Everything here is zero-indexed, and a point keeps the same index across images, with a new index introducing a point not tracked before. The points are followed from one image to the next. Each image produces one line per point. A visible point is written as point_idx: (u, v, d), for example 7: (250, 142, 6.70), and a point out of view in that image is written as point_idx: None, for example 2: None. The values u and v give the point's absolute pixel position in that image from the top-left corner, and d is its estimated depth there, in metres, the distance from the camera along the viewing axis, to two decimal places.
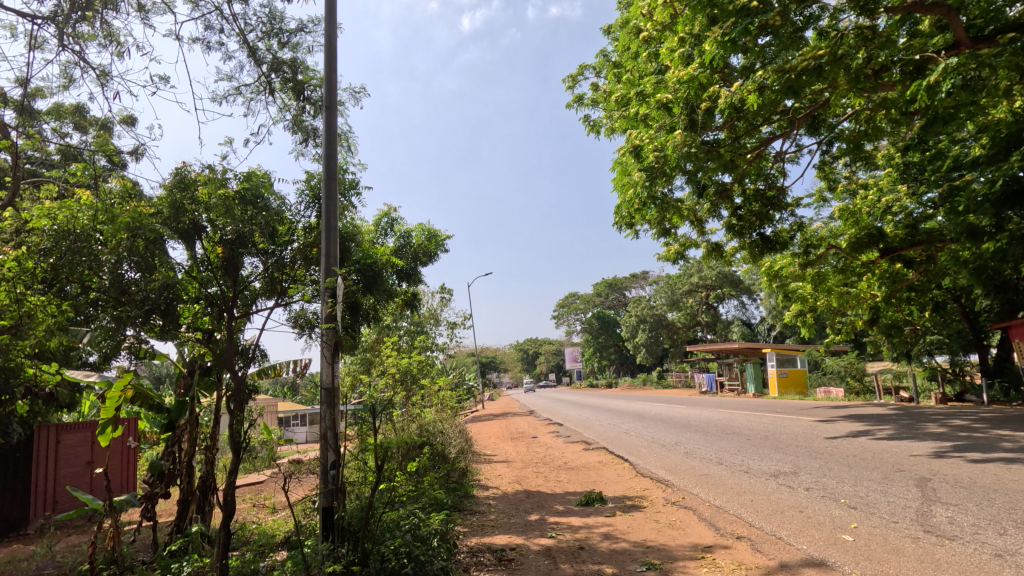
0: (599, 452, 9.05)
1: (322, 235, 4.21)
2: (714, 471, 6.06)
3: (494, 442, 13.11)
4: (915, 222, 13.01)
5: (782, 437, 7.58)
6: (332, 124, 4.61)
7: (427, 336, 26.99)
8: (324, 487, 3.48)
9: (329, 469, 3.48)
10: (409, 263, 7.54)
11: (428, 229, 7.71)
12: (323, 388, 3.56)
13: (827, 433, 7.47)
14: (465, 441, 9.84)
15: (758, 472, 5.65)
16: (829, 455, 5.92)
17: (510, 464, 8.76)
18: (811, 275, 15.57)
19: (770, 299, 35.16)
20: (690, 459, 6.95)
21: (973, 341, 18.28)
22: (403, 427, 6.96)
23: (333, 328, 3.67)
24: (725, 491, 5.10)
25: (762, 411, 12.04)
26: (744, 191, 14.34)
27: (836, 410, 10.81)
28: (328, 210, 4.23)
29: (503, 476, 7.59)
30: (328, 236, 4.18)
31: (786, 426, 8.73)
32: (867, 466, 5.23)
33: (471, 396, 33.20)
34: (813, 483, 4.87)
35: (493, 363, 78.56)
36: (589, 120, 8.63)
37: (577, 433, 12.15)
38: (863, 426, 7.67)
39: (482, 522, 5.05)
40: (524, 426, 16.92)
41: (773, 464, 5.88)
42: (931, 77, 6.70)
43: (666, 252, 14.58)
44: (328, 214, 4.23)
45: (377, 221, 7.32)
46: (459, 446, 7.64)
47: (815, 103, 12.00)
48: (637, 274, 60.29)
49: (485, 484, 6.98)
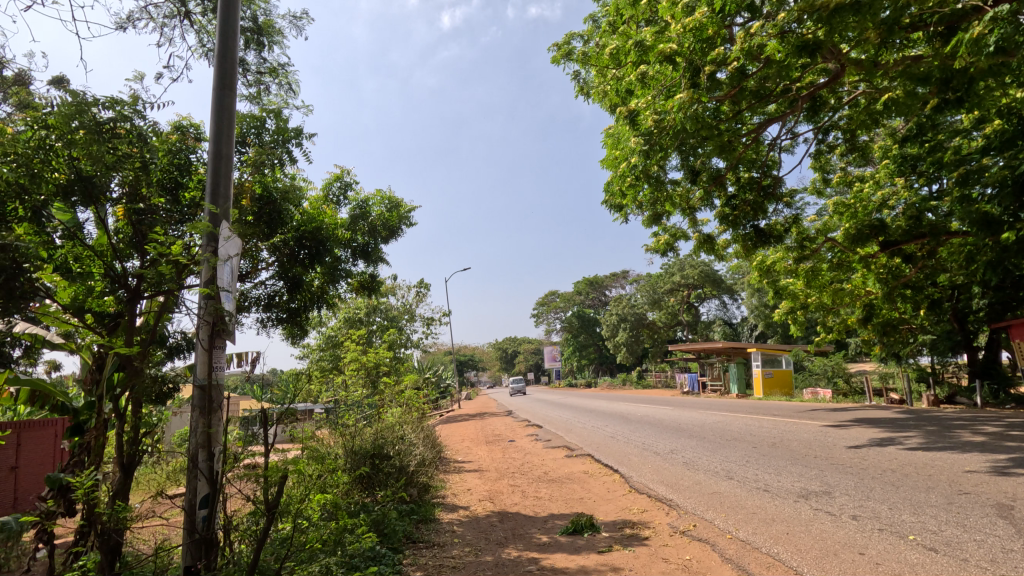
0: (583, 461, 8.01)
1: (208, 165, 3.21)
2: (726, 489, 5.03)
3: (467, 446, 11.96)
4: (919, 213, 12.27)
5: (795, 446, 6.61)
6: (230, 26, 3.47)
7: (401, 332, 25.77)
8: (190, 533, 2.65)
9: (198, 508, 2.64)
10: (366, 238, 6.36)
11: (389, 198, 6.53)
12: (196, 387, 2.60)
13: (846, 441, 6.55)
14: (434, 447, 8.71)
15: (782, 492, 4.64)
16: (863, 471, 4.94)
17: (483, 474, 7.64)
18: (806, 270, 14.77)
19: (752, 299, 34.71)
20: (693, 472, 5.91)
21: (962, 341, 17.73)
22: (354, 436, 5.80)
23: (212, 295, 2.60)
24: (747, 518, 4.07)
25: (757, 413, 11.15)
26: (737, 179, 13.55)
27: (840, 413, 9.93)
28: (217, 129, 3.24)
29: (473, 492, 6.46)
30: (215, 164, 3.19)
31: (793, 432, 7.78)
32: (917, 486, 4.28)
33: (447, 396, 32.02)
34: (861, 510, 3.86)
35: (471, 362, 77.30)
36: (578, 82, 7.62)
37: (558, 437, 11.09)
38: (884, 433, 6.76)
39: (441, 562, 3.91)
40: (500, 428, 15.83)
41: (797, 482, 4.87)
42: (975, 28, 5.81)
43: (654, 243, 13.64)
44: (217, 135, 3.23)
45: (328, 186, 6.12)
46: (422, 456, 6.48)
47: (822, 81, 11.17)
48: (618, 273, 59.78)
49: (451, 502, 5.85)
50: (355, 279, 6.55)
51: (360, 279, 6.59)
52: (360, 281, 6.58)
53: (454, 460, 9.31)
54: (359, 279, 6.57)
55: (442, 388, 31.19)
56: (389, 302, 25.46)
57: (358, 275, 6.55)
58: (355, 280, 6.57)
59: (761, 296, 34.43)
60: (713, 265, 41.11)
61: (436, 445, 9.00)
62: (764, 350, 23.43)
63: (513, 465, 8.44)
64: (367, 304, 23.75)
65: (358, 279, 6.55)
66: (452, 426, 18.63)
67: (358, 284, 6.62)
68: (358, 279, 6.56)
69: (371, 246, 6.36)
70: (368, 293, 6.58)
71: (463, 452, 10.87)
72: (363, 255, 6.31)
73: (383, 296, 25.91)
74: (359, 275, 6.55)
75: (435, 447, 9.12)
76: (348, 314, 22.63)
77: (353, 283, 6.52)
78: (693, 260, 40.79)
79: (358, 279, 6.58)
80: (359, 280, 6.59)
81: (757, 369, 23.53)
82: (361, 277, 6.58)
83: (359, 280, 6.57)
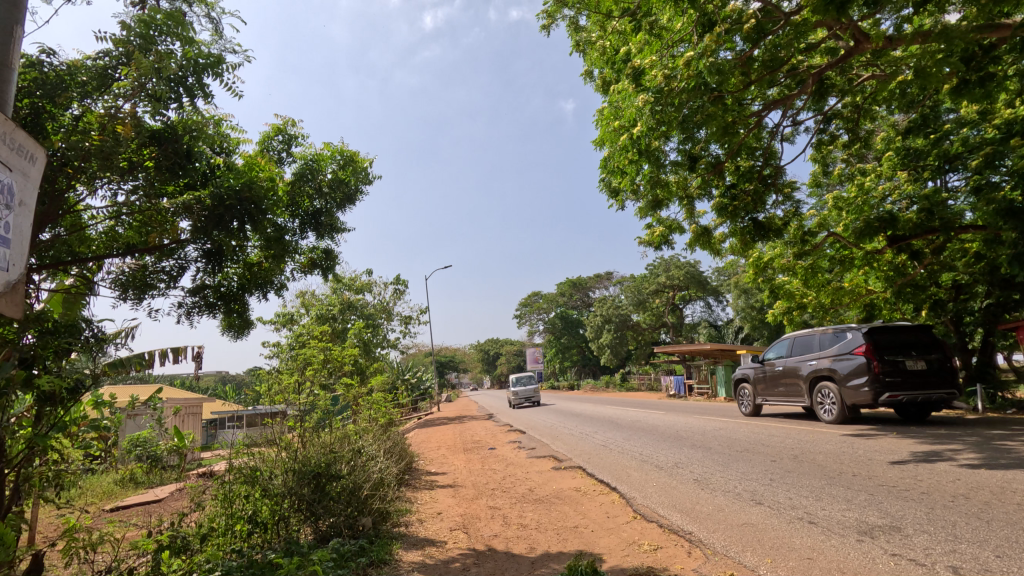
0: (574, 475, 7.00)
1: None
2: (758, 519, 4.03)
3: (443, 454, 10.84)
4: (932, 206, 11.44)
5: (824, 461, 5.65)
6: None
7: (376, 331, 24.51)
8: None
9: None
10: (315, 204, 5.35)
11: (343, 153, 5.47)
12: None
13: (883, 454, 5.62)
14: (403, 459, 7.61)
15: (835, 526, 3.65)
16: (929, 498, 3.98)
17: (459, 492, 6.57)
18: (805, 268, 14.00)
19: (739, 300, 34.13)
20: (710, 494, 4.92)
21: (959, 343, 17.14)
22: (298, 455, 4.75)
23: None
24: (804, 568, 3.05)
25: (760, 419, 10.23)
26: (734, 168, 12.71)
27: (854, 420, 9.05)
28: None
29: (445, 516, 5.39)
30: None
31: (813, 442, 6.85)
32: (1015, 522, 3.32)
33: (425, 399, 30.75)
34: (962, 561, 2.88)
35: (452, 363, 75.98)
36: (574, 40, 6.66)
37: (543, 445, 10.05)
38: (923, 445, 5.86)
39: None
40: (479, 433, 14.75)
41: (849, 512, 3.89)
42: None
43: (647, 236, 12.75)
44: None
45: (267, 139, 5.08)
46: (382, 473, 5.39)
47: (833, 61, 10.36)
48: (602, 275, 59.11)
49: (418, 532, 4.78)
50: (303, 256, 5.46)
51: (310, 257, 5.51)
52: (308, 260, 5.46)
53: (426, 473, 8.20)
54: (308, 258, 5.49)
55: (420, 390, 30.02)
56: (366, 300, 24.23)
57: (305, 252, 5.47)
58: (303, 258, 5.48)
59: (748, 298, 33.82)
60: (699, 266, 40.48)
61: (406, 457, 7.90)
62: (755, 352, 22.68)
63: (493, 479, 7.37)
64: (341, 301, 22.57)
65: (307, 257, 5.46)
66: (428, 431, 17.47)
67: (310, 263, 5.51)
68: (307, 257, 5.46)
69: (323, 212, 5.37)
70: (320, 274, 5.46)
71: (439, 462, 9.75)
72: (312, 224, 5.31)
73: (359, 293, 24.68)
74: (309, 252, 5.48)
75: (405, 458, 8.01)
76: (321, 311, 21.42)
77: (301, 261, 5.43)
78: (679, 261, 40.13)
79: (307, 258, 5.47)
80: (308, 258, 5.50)
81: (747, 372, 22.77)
82: (312, 254, 5.50)
83: (308, 259, 5.47)
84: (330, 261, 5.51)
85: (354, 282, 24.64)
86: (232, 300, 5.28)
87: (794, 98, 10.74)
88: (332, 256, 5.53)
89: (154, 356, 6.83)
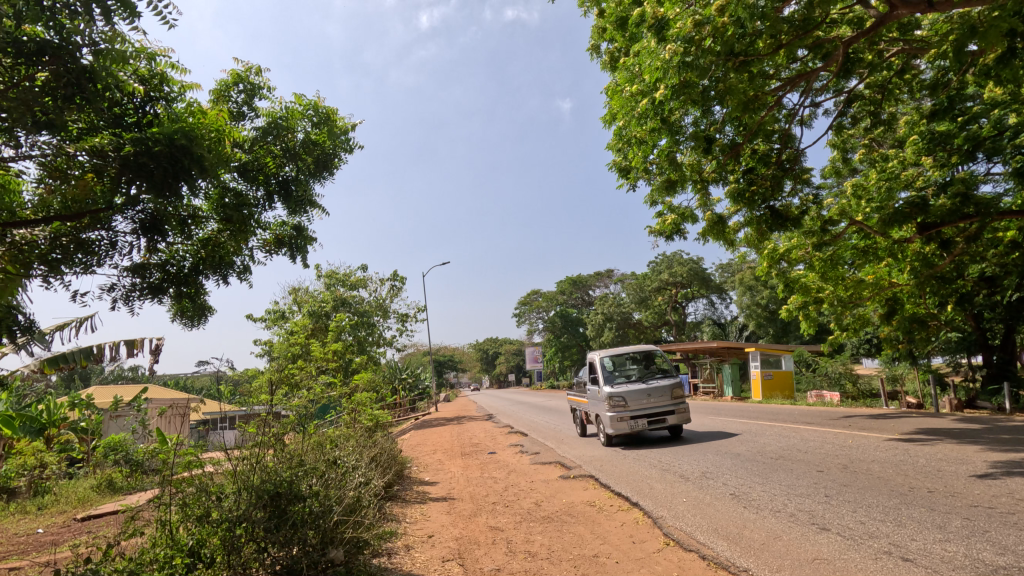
0: (585, 487, 6.15)
1: None
2: (832, 552, 3.18)
3: (438, 460, 9.98)
4: (967, 191, 10.54)
5: (884, 473, 4.81)
6: None
7: (371, 329, 23.66)
8: None
9: None
10: (284, 170, 4.45)
11: (317, 109, 4.47)
12: None
13: (956, 466, 4.77)
14: (390, 468, 6.75)
15: (944, 567, 2.80)
16: None
17: (455, 507, 5.73)
18: (824, 259, 13.18)
19: (744, 298, 33.30)
20: (757, 515, 4.06)
21: (979, 340, 16.30)
22: (254, 476, 3.81)
23: None
24: None
25: (784, 421, 9.40)
26: (751, 153, 11.84)
27: (892, 423, 8.19)
28: None
29: (438, 541, 4.52)
30: None
31: (860, 449, 6.00)
32: None
33: (423, 400, 29.91)
34: None
35: (450, 362, 74.92)
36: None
37: (547, 450, 9.20)
38: (998, 456, 5.02)
39: None
40: (478, 435, 13.91)
41: (954, 545, 3.05)
42: None
43: (657, 225, 11.95)
44: None
45: (226, 90, 4.24)
46: (362, 494, 4.51)
47: (860, 32, 9.55)
48: (602, 272, 58.26)
49: (406, 566, 3.92)
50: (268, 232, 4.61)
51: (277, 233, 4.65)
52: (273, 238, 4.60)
53: (418, 483, 7.35)
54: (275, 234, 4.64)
55: (417, 390, 29.20)
56: (361, 297, 23.44)
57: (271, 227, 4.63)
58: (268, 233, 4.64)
59: (753, 294, 33.06)
60: (702, 263, 39.80)
61: (394, 466, 7.05)
62: (764, 350, 21.84)
63: (493, 490, 6.52)
64: (334, 297, 21.72)
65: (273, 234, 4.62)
66: (423, 433, 16.59)
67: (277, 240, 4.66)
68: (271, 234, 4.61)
69: (293, 182, 4.45)
70: (288, 254, 4.60)
71: (433, 469, 8.88)
72: (282, 194, 4.40)
73: (354, 289, 23.89)
74: (277, 229, 4.63)
75: (394, 466, 7.16)
76: (313, 308, 20.62)
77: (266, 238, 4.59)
78: (682, 258, 39.43)
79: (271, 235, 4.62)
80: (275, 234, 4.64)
81: (756, 371, 21.91)
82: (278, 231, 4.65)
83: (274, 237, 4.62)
84: (300, 240, 4.64)
85: (348, 278, 23.85)
86: (185, 283, 4.47)
87: (817, 74, 9.88)
88: (304, 233, 4.65)
89: (104, 350, 5.95)
